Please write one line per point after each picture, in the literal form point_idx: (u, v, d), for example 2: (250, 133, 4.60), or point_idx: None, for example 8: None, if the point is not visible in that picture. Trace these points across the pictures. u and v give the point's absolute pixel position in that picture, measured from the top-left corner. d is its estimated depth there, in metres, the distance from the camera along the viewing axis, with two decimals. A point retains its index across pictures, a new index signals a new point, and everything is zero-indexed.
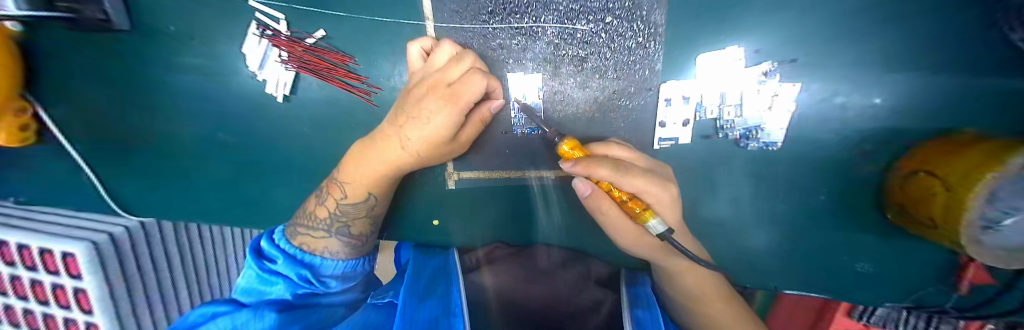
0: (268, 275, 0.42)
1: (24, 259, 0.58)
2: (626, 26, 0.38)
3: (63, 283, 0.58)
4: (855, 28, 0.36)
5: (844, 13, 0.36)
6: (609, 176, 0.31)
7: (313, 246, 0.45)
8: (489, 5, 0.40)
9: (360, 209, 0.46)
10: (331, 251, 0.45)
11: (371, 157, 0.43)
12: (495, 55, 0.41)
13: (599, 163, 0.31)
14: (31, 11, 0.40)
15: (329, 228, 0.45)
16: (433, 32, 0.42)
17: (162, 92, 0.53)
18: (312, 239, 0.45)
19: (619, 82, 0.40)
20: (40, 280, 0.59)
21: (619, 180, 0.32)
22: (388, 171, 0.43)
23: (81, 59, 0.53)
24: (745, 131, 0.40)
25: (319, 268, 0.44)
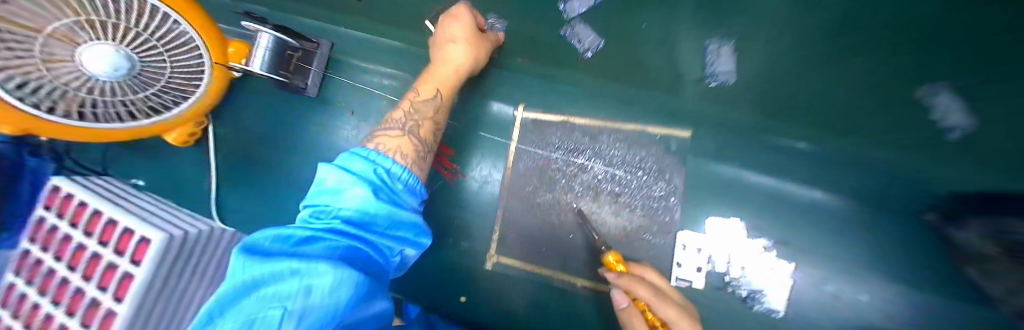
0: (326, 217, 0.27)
1: (86, 224, 0.53)
2: (653, 181, 0.52)
3: (98, 301, 0.47)
4: (822, 228, 0.49)
5: (811, 215, 0.50)
6: (648, 296, 0.39)
7: (391, 148, 0.35)
8: (558, 144, 0.58)
9: (423, 117, 0.42)
10: (406, 159, 0.35)
11: (448, 58, 0.46)
12: (554, 174, 0.57)
13: (635, 283, 0.40)
14: (266, 72, 0.55)
15: (404, 127, 0.40)
16: (514, 149, 0.59)
17: (307, 137, 0.72)
18: (395, 142, 0.37)
19: (645, 219, 0.51)
20: (65, 280, 0.50)
21: (655, 303, 0.38)
22: (458, 75, 0.46)
23: (264, 101, 0.74)
24: (749, 291, 0.47)
25: (389, 228, 0.29)
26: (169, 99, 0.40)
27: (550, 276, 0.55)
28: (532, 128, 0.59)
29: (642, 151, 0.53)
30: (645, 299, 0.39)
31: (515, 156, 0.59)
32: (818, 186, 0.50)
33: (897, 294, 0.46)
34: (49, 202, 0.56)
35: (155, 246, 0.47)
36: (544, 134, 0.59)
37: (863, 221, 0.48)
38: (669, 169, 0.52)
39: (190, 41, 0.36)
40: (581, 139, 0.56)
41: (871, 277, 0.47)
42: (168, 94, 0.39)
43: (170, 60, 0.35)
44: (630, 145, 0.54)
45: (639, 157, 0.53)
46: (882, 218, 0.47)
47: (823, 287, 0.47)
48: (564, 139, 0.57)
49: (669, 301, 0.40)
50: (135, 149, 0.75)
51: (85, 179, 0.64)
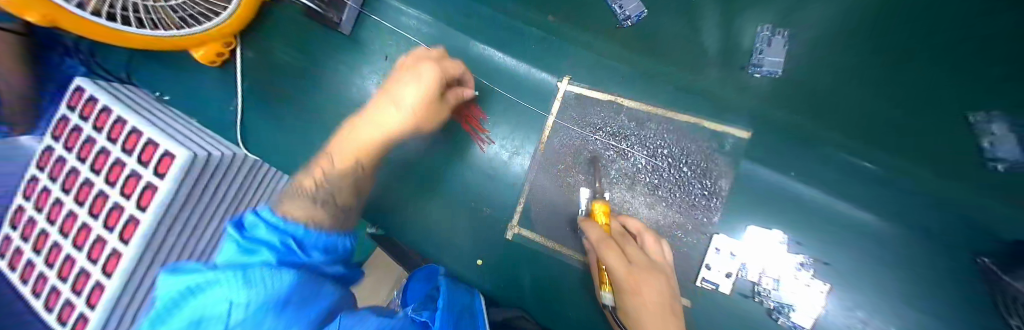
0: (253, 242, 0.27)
1: (111, 130, 0.52)
2: (697, 179, 0.49)
3: (122, 206, 0.47)
4: (880, 260, 0.44)
5: (873, 245, 0.45)
6: (599, 237, 0.41)
7: (300, 216, 0.33)
8: (600, 125, 0.54)
9: (348, 180, 0.42)
10: (315, 223, 0.33)
11: (348, 139, 0.45)
12: (589, 156, 0.54)
13: (593, 227, 0.42)
14: None
15: (317, 200, 0.37)
16: (551, 124, 0.57)
17: (336, 77, 0.69)
18: (303, 208, 0.34)
19: (680, 217, 0.49)
20: (90, 183, 0.51)
21: (607, 254, 0.39)
22: (375, 144, 0.44)
23: (296, 32, 0.71)
24: (778, 304, 0.45)
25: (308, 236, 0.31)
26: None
27: (568, 256, 0.54)
28: (575, 104, 0.56)
29: (692, 145, 0.50)
30: (594, 242, 0.41)
31: (551, 132, 0.56)
32: (885, 215, 0.45)
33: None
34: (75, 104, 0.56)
35: (178, 161, 0.46)
36: (587, 111, 0.55)
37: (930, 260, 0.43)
38: (718, 169, 0.49)
39: None
40: (626, 123, 0.53)
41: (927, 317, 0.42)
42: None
43: None
44: (679, 136, 0.51)
45: (687, 151, 0.50)
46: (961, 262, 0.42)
47: (863, 317, 0.44)
48: (608, 119, 0.54)
49: (621, 249, 0.40)
50: (164, 61, 0.73)
51: (109, 85, 0.63)
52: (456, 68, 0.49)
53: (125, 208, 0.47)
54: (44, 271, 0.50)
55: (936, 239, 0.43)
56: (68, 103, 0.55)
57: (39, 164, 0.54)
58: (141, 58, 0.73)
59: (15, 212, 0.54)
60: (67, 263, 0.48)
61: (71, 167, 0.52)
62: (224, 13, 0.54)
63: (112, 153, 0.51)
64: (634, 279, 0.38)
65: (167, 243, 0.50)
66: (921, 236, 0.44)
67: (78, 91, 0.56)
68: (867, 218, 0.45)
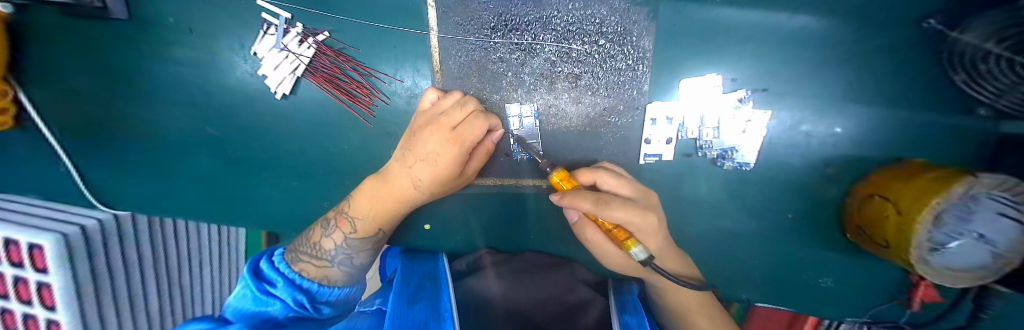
0: (264, 296, 0.36)
1: None
2: (617, 49, 0.41)
3: (35, 313, 0.48)
4: (815, 68, 0.40)
5: (809, 52, 0.40)
6: (593, 209, 0.33)
7: (316, 275, 0.41)
8: (492, 21, 0.43)
9: (372, 242, 0.47)
10: (330, 282, 0.42)
11: (400, 177, 0.44)
12: (495, 67, 0.44)
13: (580, 196, 0.34)
14: None
15: (334, 258, 0.43)
16: (436, 43, 0.45)
17: (157, 82, 0.52)
18: (316, 268, 0.41)
19: (610, 100, 0.43)
20: (10, 308, 0.50)
21: (602, 212, 0.34)
22: (409, 195, 0.44)
23: (72, 42, 0.52)
24: (721, 151, 0.43)
25: (317, 294, 0.40)
26: None
27: (515, 184, 0.49)
28: (457, 4, 0.43)
29: (601, 8, 0.40)
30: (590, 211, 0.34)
31: (441, 54, 0.45)
32: (818, 12, 0.39)
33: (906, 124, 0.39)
34: None
35: (49, 251, 0.43)
36: (472, 9, 0.43)
37: (866, 45, 0.39)
38: (636, 27, 0.41)
39: None
40: (521, 8, 0.42)
41: (867, 108, 0.40)
42: None
43: None
44: (584, 1, 0.41)
45: (597, 18, 0.41)
46: (900, 34, 0.38)
47: (807, 132, 0.42)
48: (500, 11, 0.42)
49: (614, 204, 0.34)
50: None
51: None
52: (474, 136, 0.39)
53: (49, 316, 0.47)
54: None
55: (871, 21, 0.38)
56: None
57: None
58: None
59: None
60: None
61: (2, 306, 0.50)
62: None
63: (2, 272, 0.47)
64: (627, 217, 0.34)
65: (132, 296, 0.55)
66: (857, 23, 0.38)
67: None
68: (799, 24, 0.39)
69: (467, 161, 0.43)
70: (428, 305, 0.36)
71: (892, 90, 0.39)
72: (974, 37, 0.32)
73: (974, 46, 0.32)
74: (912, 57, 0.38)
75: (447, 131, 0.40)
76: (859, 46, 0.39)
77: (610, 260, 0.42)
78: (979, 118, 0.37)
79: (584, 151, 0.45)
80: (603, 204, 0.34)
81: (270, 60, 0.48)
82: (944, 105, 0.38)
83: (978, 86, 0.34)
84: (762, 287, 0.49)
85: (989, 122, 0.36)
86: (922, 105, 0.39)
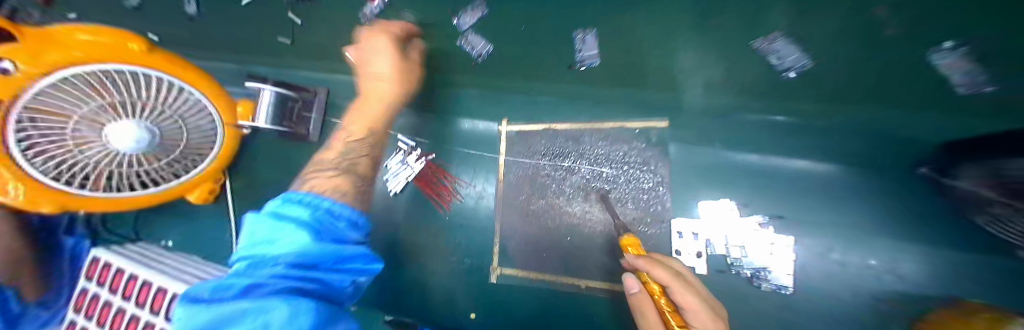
0: (288, 216, 0.27)
1: None
2: (640, 174, 0.54)
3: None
4: (822, 200, 0.48)
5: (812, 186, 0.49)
6: (667, 280, 0.37)
7: (323, 190, 0.34)
8: (542, 151, 0.60)
9: (363, 146, 0.44)
10: (343, 201, 0.33)
11: (371, 73, 0.45)
12: (542, 180, 0.59)
13: (657, 264, 0.38)
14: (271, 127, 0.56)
15: (340, 164, 0.40)
16: (502, 163, 0.62)
17: None
18: (332, 182, 0.36)
19: (638, 211, 0.52)
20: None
21: (674, 292, 0.36)
22: (392, 97, 0.46)
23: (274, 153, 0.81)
24: (753, 270, 0.46)
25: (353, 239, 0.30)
26: (158, 175, 0.40)
27: (562, 283, 0.55)
28: (519, 139, 0.62)
29: (624, 146, 0.55)
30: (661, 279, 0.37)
31: (504, 170, 0.61)
32: (811, 156, 0.49)
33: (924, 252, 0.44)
34: None
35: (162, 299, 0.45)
36: (529, 143, 0.61)
37: (865, 184, 0.47)
38: (654, 160, 0.54)
39: (207, 110, 0.41)
40: (563, 144, 0.59)
41: (890, 239, 0.45)
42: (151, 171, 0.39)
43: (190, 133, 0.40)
44: (611, 141, 0.56)
45: (621, 152, 0.55)
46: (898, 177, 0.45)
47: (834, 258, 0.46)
48: (548, 145, 0.60)
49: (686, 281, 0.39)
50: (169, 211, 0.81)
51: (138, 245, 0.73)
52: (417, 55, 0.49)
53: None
54: None
55: (864, 166, 0.47)
56: None
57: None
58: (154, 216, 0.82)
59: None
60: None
61: None
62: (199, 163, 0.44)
63: None
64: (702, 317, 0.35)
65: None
66: (850, 166, 0.48)
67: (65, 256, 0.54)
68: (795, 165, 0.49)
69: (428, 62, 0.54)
70: None
71: (898, 220, 0.46)
72: (968, 183, 0.39)
73: (972, 191, 0.39)
74: (918, 197, 0.45)
75: (392, 42, 0.45)
76: (859, 185, 0.47)
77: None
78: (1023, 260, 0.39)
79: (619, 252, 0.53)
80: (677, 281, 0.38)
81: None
82: (976, 247, 0.42)
83: (1000, 228, 0.39)
84: None
85: None
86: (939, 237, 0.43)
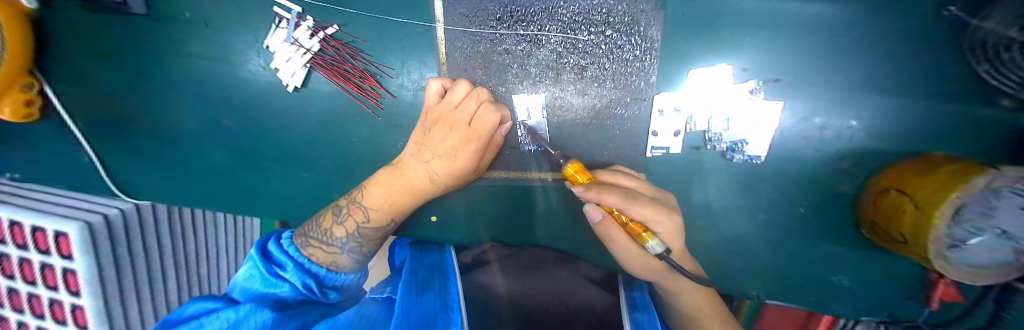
0: (275, 278, 0.37)
1: (12, 236, 0.49)
2: (625, 39, 0.41)
3: (60, 299, 0.51)
4: (830, 54, 0.39)
5: (832, 37, 0.39)
6: (619, 203, 0.36)
7: (323, 261, 0.41)
8: (498, 12, 0.43)
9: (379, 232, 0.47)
10: (335, 267, 0.42)
11: (433, 161, 0.44)
12: (500, 59, 0.44)
13: (607, 191, 0.36)
14: None
15: (343, 245, 0.43)
16: (442, 34, 0.45)
17: (166, 75, 0.54)
18: (322, 253, 0.42)
19: (617, 92, 0.43)
20: (35, 294, 0.52)
21: (627, 208, 0.36)
22: (427, 186, 0.46)
23: (86, 37, 0.53)
24: (731, 144, 0.43)
25: (325, 279, 0.40)
26: None
27: (523, 177, 0.50)
28: None
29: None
30: (617, 204, 0.36)
31: (446, 46, 0.46)
32: None
33: (897, 113, 0.39)
34: None
35: (72, 238, 0.44)
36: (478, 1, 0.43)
37: (895, 31, 0.37)
38: (644, 17, 0.41)
39: None
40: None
41: (890, 98, 0.39)
42: None
43: None
44: None
45: (603, 8, 0.41)
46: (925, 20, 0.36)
47: (818, 125, 0.41)
48: (505, 1, 0.43)
49: (637, 200, 0.37)
50: None
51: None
52: (486, 130, 0.42)
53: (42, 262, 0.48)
54: None
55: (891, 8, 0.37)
56: None
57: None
58: None
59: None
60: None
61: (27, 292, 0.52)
62: None
63: (28, 257, 0.49)
64: (650, 216, 0.37)
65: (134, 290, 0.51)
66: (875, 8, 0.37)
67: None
68: (820, 10, 0.38)
69: (482, 155, 0.45)
70: (436, 299, 0.37)
71: None
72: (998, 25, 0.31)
73: (992, 33, 0.31)
74: None
75: (464, 126, 0.43)
76: (877, 34, 0.38)
77: (612, 249, 0.42)
78: None
79: (591, 143, 0.45)
80: (630, 200, 0.37)
81: (282, 52, 0.49)
82: None
83: (1001, 76, 0.33)
84: (774, 285, 0.48)
85: None
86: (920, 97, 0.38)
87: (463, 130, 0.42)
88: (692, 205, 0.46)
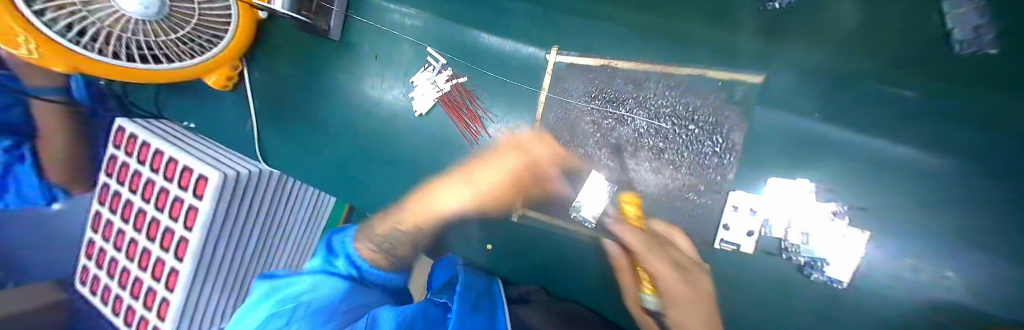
0: (331, 271, 0.53)
1: (166, 169, 0.63)
2: (707, 136, 0.45)
3: (174, 228, 0.61)
4: (962, 203, 0.36)
5: (965, 188, 0.36)
6: (639, 246, 0.49)
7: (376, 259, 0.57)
8: (594, 92, 0.52)
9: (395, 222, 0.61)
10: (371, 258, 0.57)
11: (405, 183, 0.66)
12: (586, 127, 0.52)
13: (652, 259, 0.48)
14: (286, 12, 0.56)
15: (382, 246, 0.59)
16: (544, 99, 0.55)
17: (330, 83, 0.72)
18: (385, 229, 0.61)
19: (691, 178, 0.46)
20: (158, 219, 0.64)
21: (657, 277, 0.47)
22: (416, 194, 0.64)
23: (290, 48, 0.75)
24: (810, 259, 0.41)
25: (364, 269, 0.55)
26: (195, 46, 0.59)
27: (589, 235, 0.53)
28: (568, 74, 0.54)
29: (697, 99, 0.46)
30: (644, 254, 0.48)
31: (544, 108, 0.55)
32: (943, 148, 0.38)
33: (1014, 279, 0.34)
34: (128, 147, 0.68)
35: (211, 184, 0.56)
36: (580, 80, 0.53)
37: None
38: (728, 122, 0.45)
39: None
40: (622, 87, 0.50)
41: None
42: (188, 43, 0.58)
43: (200, 16, 0.55)
44: (681, 92, 0.47)
45: (690, 106, 0.46)
46: None
47: (913, 267, 0.38)
48: (602, 85, 0.52)
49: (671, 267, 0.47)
50: (192, 94, 0.80)
51: (159, 124, 0.74)
52: (467, 100, 0.60)
53: (179, 195, 0.61)
54: (128, 263, 0.66)
55: None
56: (115, 143, 0.69)
57: (103, 191, 0.70)
58: (180, 99, 0.81)
59: (90, 245, 0.71)
60: (145, 255, 0.64)
61: (153, 216, 0.64)
62: (223, 43, 0.63)
63: (169, 189, 0.62)
64: (676, 299, 0.46)
65: (230, 226, 0.62)
66: None
67: (122, 130, 0.69)
68: (932, 159, 0.37)
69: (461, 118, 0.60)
70: (486, 318, 0.39)
71: None
72: None
73: None
74: None
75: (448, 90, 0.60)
76: None
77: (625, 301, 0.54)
78: None
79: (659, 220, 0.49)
80: (681, 270, 0.47)
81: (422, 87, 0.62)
82: None
83: None
84: None
85: None
86: None
87: (522, 155, 0.56)
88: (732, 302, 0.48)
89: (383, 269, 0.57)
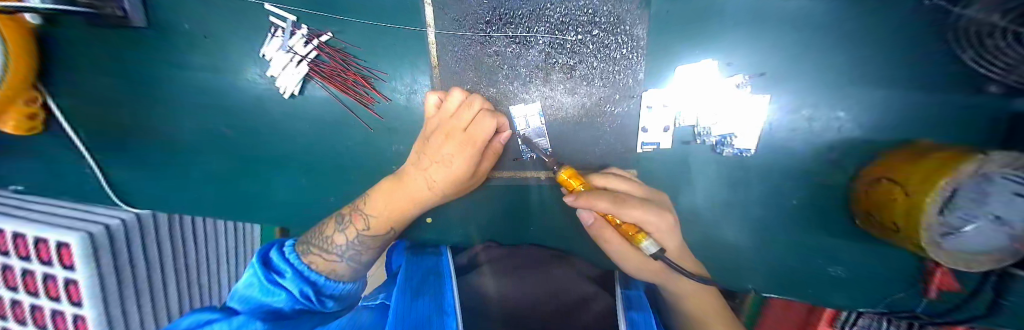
0: (274, 286, 0.38)
1: (13, 247, 0.48)
2: (612, 38, 0.42)
3: (63, 309, 0.50)
4: (816, 47, 0.40)
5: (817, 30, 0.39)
6: (610, 208, 0.34)
7: (323, 269, 0.42)
8: (486, 16, 0.44)
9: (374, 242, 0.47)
10: (334, 274, 0.43)
11: (418, 178, 0.44)
12: (490, 61, 0.45)
13: (596, 196, 0.34)
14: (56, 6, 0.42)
15: (344, 253, 0.44)
16: (434, 40, 0.46)
17: (166, 86, 0.55)
18: (324, 262, 0.43)
19: (606, 90, 0.44)
20: (39, 305, 0.52)
21: (618, 212, 0.35)
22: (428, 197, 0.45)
23: (87, 52, 0.55)
24: (719, 138, 0.43)
25: (322, 287, 0.41)
26: None
27: (524, 177, 0.50)
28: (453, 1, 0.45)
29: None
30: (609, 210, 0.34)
31: (438, 51, 0.47)
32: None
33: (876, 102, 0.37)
34: None
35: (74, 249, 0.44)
36: (467, 5, 0.44)
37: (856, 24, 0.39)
38: (629, 16, 0.42)
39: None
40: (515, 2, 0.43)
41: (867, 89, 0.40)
42: None
43: None
44: None
45: (589, 8, 0.42)
46: (906, 12, 0.36)
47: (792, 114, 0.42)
48: (493, 6, 0.44)
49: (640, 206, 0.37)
50: None
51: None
52: (482, 134, 0.40)
53: (46, 272, 0.48)
54: None
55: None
56: None
57: None
58: None
59: None
60: None
61: (32, 303, 0.52)
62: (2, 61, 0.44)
63: (32, 269, 0.49)
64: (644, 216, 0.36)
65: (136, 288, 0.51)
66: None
67: None
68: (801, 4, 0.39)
69: (479, 161, 0.43)
70: (433, 302, 0.36)
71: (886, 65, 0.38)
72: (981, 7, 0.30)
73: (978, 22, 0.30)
74: None
75: (460, 133, 0.41)
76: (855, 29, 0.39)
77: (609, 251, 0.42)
78: (988, 94, 0.35)
79: (583, 141, 0.46)
80: (620, 203, 0.35)
81: (277, 60, 0.49)
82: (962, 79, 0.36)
83: (987, 60, 0.32)
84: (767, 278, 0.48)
85: (1002, 100, 0.35)
86: (895, 87, 0.38)
87: (465, 148, 0.41)
88: (681, 196, 0.46)
89: (340, 279, 0.43)
